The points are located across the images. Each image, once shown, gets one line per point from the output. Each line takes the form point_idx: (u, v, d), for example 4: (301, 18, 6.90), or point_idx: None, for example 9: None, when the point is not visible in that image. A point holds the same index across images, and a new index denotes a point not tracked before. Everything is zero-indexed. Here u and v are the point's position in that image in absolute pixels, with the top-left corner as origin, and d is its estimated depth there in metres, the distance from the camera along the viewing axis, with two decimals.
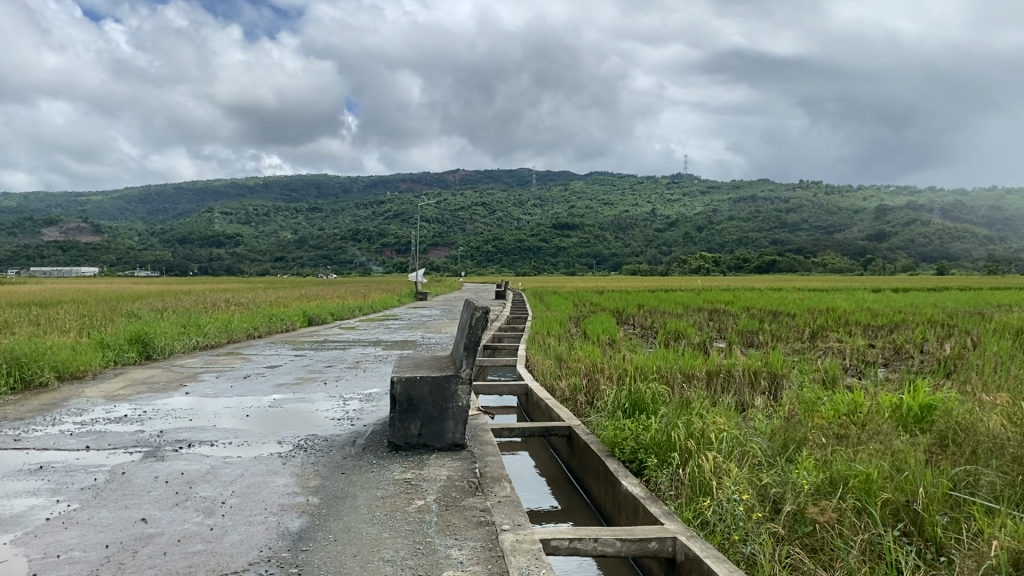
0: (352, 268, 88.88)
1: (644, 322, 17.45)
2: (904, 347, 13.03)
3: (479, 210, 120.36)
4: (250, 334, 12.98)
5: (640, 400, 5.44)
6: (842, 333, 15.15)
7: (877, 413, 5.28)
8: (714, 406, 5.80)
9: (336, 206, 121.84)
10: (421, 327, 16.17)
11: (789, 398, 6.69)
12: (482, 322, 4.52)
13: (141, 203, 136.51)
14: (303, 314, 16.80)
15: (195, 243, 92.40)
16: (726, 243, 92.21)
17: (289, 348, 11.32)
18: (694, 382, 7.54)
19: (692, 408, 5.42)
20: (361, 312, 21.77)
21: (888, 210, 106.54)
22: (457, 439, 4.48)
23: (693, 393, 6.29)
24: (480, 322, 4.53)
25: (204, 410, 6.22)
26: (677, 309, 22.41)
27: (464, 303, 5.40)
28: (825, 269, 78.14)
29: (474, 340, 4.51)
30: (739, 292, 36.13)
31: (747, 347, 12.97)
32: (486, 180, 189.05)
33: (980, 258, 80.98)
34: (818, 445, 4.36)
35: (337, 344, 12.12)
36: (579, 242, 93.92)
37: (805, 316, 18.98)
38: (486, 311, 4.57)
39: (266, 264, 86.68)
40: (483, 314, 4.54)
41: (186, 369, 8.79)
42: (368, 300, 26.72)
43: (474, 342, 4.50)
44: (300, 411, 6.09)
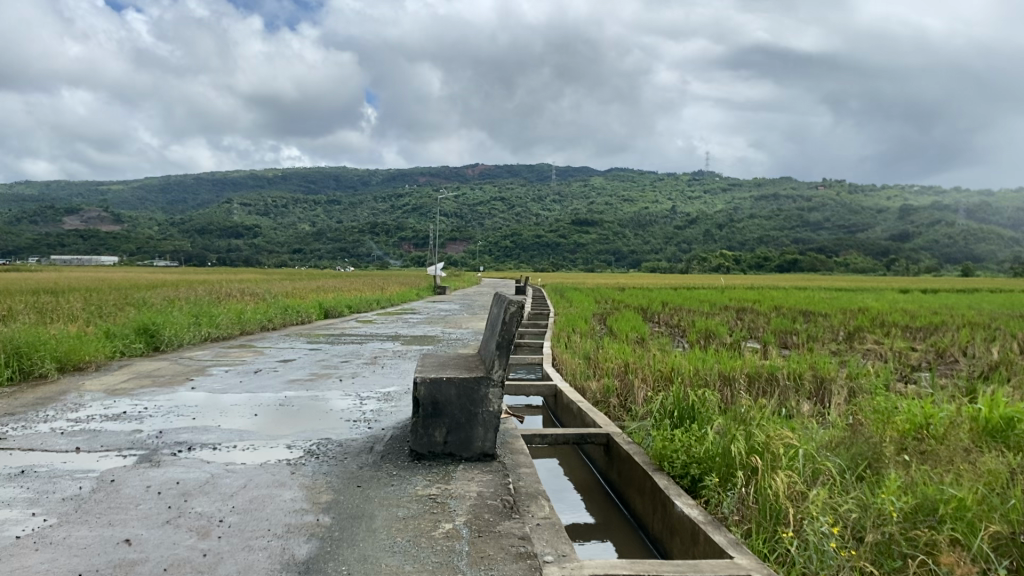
0: (369, 261, 88.73)
1: (670, 320, 16.94)
2: (947, 351, 12.42)
3: (498, 205, 119.97)
4: (263, 326, 12.57)
5: (686, 406, 4.95)
6: (876, 334, 14.58)
7: (954, 424, 4.75)
8: (766, 412, 5.28)
9: (355, 199, 121.72)
10: (441, 322, 15.74)
11: (843, 409, 6.16)
12: (516, 317, 4.01)
13: (162, 193, 137.06)
14: (320, 306, 16.39)
15: (215, 234, 92.62)
16: (746, 241, 91.29)
17: (304, 341, 10.91)
18: (734, 385, 7.05)
19: (745, 415, 4.90)
20: (379, 305, 21.44)
21: (911, 211, 105.15)
22: (488, 448, 3.98)
23: (740, 398, 5.77)
24: (514, 314, 4.02)
25: (209, 407, 5.78)
26: (703, 307, 21.84)
27: (497, 296, 4.94)
28: (847, 268, 77.18)
29: (507, 336, 3.99)
30: (763, 291, 35.51)
31: (780, 347, 12.43)
32: (505, 174, 188.49)
33: (1005, 259, 79.69)
34: (897, 467, 3.83)
35: (354, 338, 11.68)
36: (598, 237, 93.33)
37: (839, 316, 18.36)
38: (521, 304, 4.06)
39: (285, 256, 86.70)
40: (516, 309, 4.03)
41: (194, 363, 8.35)
42: (388, 294, 26.35)
43: (508, 339, 3.98)
44: (312, 411, 5.61)
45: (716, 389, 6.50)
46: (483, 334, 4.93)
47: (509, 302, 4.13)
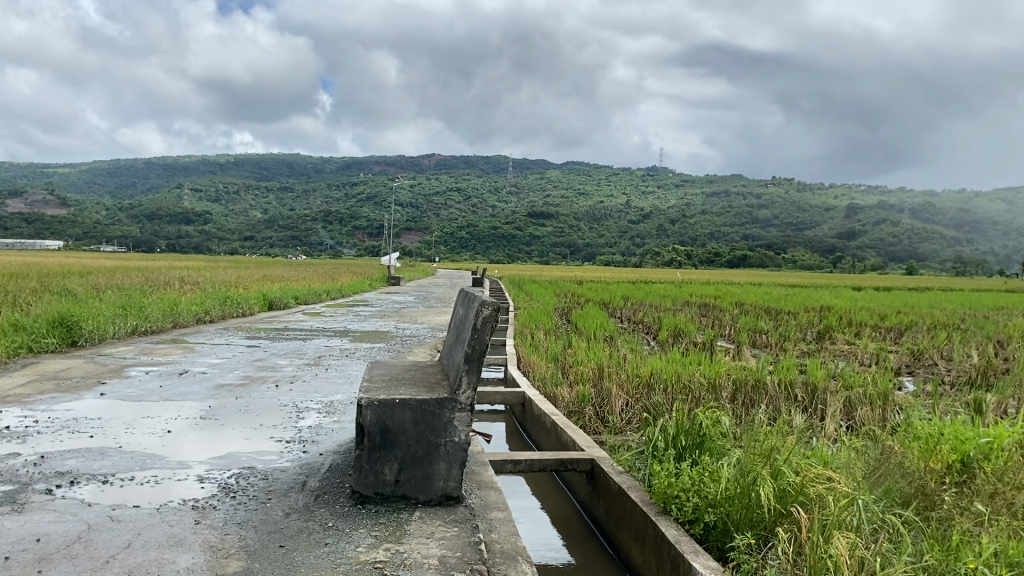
0: (322, 250, 87.09)
1: (632, 316, 16.22)
2: (925, 354, 11.88)
3: (455, 195, 118.80)
4: (198, 318, 11.55)
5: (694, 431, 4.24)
6: (847, 334, 14.04)
7: (1013, 446, 4.02)
8: (777, 436, 4.51)
9: (309, 187, 119.34)
10: (393, 315, 14.85)
11: (851, 431, 5.45)
12: (488, 317, 3.18)
13: (109, 176, 132.94)
14: (263, 297, 15.36)
15: (164, 219, 89.85)
16: (699, 236, 91.68)
17: (243, 337, 9.91)
18: (725, 403, 6.28)
19: (758, 439, 4.12)
20: (327, 295, 20.46)
21: (860, 209, 106.67)
22: (452, 490, 3.15)
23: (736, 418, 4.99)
24: (481, 316, 3.20)
25: (113, 421, 4.78)
26: (664, 302, 21.20)
27: (463, 296, 4.14)
28: (796, 265, 78.08)
29: (479, 329, 3.17)
30: (720, 286, 35.14)
31: (754, 347, 11.79)
32: (462, 164, 187.32)
33: (948, 259, 81.33)
34: (972, 525, 3.05)
35: (299, 333, 10.71)
36: (554, 231, 92.87)
37: (804, 314, 17.82)
38: (495, 308, 3.21)
39: (236, 243, 84.44)
40: (489, 311, 3.17)
41: (111, 362, 7.30)
42: (338, 284, 25.35)
43: (480, 340, 3.15)
44: (237, 427, 4.67)
45: (714, 410, 5.76)
46: (446, 342, 4.14)
47: (480, 303, 3.29)
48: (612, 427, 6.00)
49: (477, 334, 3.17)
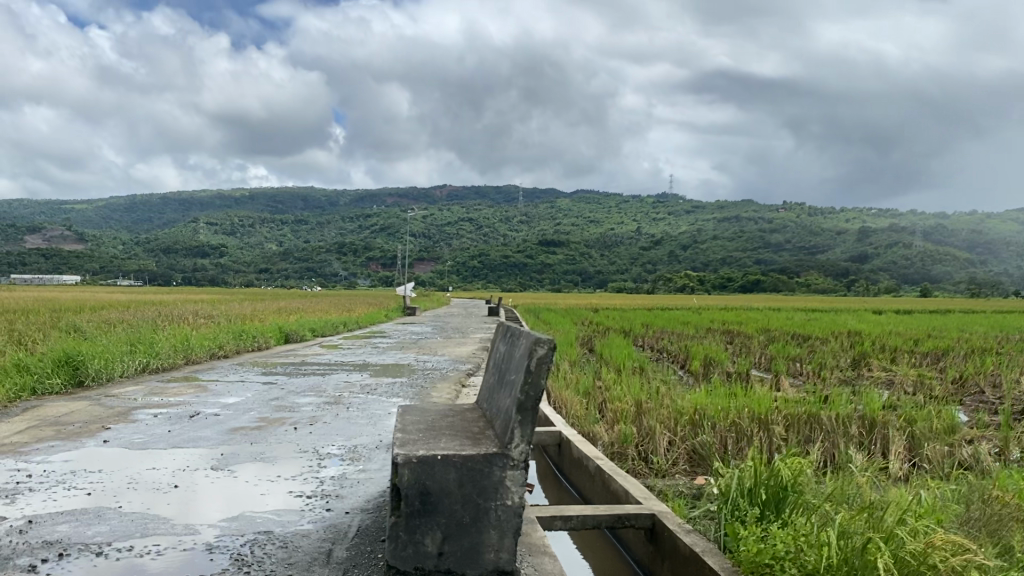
0: (336, 281, 86.99)
1: (657, 344, 15.66)
2: (972, 382, 11.25)
3: (466, 225, 118.76)
4: (212, 353, 11.18)
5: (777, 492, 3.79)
6: (883, 360, 13.45)
7: None
8: (858, 491, 3.97)
9: (322, 218, 119.62)
10: (412, 347, 14.38)
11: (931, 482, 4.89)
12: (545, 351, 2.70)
13: (124, 211, 133.94)
14: (278, 330, 14.97)
15: (179, 253, 90.03)
16: (711, 262, 91.00)
17: (257, 372, 9.51)
18: (781, 451, 5.75)
19: (846, 503, 3.58)
20: (344, 327, 20.05)
21: (872, 232, 105.90)
22: (504, 563, 2.67)
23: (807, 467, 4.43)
24: (530, 352, 2.73)
25: (109, 476, 4.28)
26: (687, 330, 20.65)
27: (506, 332, 3.66)
28: (810, 289, 77.35)
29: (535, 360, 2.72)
30: (740, 311, 34.49)
31: (792, 378, 11.22)
32: (472, 194, 187.70)
33: (963, 280, 80.41)
34: None
35: (317, 367, 10.26)
36: (566, 258, 92.56)
37: (836, 340, 17.19)
38: (552, 345, 2.72)
39: (251, 275, 84.44)
40: (545, 345, 2.69)
41: (119, 404, 6.85)
42: (354, 315, 24.92)
43: (535, 375, 2.68)
44: (246, 482, 4.15)
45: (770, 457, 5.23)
46: (487, 382, 3.68)
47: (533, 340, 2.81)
48: (657, 470, 5.52)
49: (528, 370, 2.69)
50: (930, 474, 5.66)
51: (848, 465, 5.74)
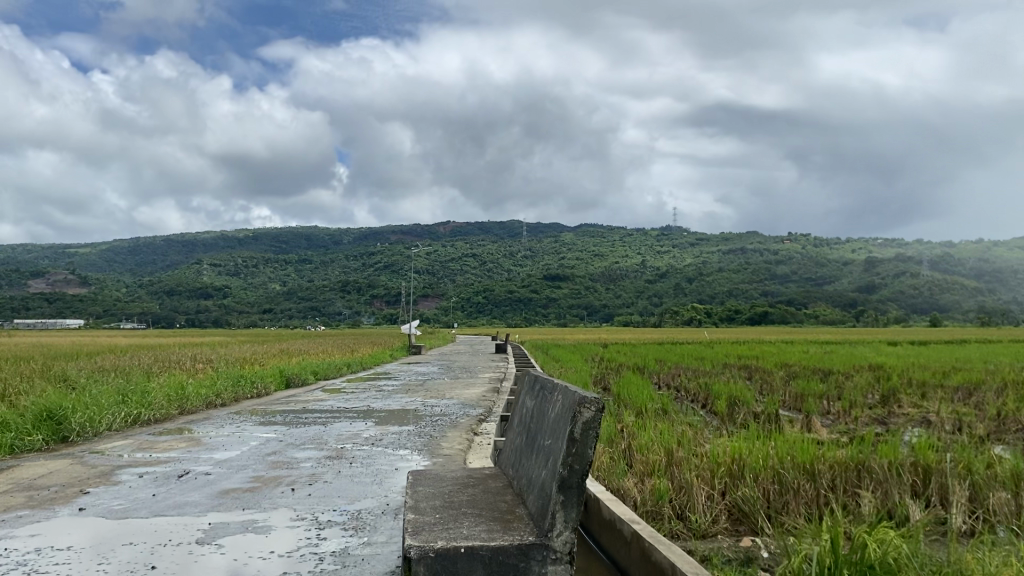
0: (341, 319, 86.42)
1: (674, 383, 14.96)
2: (1011, 419, 10.63)
3: (470, 261, 118.51)
4: (208, 402, 10.64)
5: None
6: (913, 397, 12.83)
7: None
8: None
9: (326, 257, 119.46)
10: (418, 389, 13.80)
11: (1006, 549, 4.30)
12: (591, 409, 2.50)
13: (130, 253, 134.14)
14: (279, 374, 14.46)
15: (184, 295, 89.78)
16: (717, 294, 90.39)
17: (254, 422, 9.01)
18: (828, 515, 5.19)
19: None
20: (348, 369, 19.49)
21: (877, 262, 105.38)
22: None
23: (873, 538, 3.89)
24: (575, 412, 2.53)
25: (62, 557, 3.70)
26: (703, 365, 20.00)
27: (532, 387, 3.25)
28: (817, 320, 76.63)
29: (577, 411, 2.54)
30: (754, 344, 33.72)
31: (825, 418, 10.63)
32: (476, 230, 187.81)
33: (971, 309, 79.64)
34: None
35: (319, 416, 9.69)
36: (571, 292, 92.10)
37: (859, 375, 16.50)
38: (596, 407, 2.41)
39: (255, 316, 84.07)
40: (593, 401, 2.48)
41: (102, 463, 6.30)
42: (359, 355, 24.40)
43: (584, 433, 2.49)
44: (225, 561, 3.61)
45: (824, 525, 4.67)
46: (513, 446, 3.23)
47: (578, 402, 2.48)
48: (695, 532, 4.98)
49: (573, 426, 2.52)
50: (999, 530, 5.06)
51: (906, 524, 5.14)
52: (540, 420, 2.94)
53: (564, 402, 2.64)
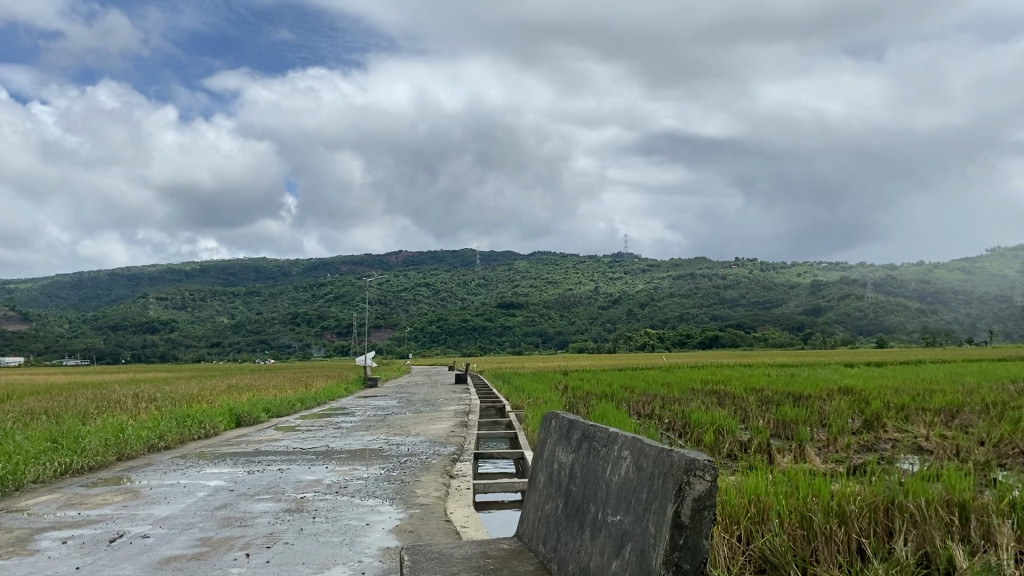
0: (292, 352, 84.43)
1: (646, 412, 14.32)
2: (1007, 442, 10.21)
3: (423, 290, 117.48)
4: (151, 446, 9.70)
5: None
6: (897, 420, 12.43)
7: None
8: None
9: (276, 289, 117.23)
10: (380, 426, 12.95)
11: None
12: (702, 482, 2.30)
13: (73, 289, 130.06)
14: (230, 413, 13.46)
15: (129, 330, 87.06)
16: (668, 319, 90.80)
17: (199, 468, 8.11)
18: (864, 566, 4.60)
19: None
20: (303, 404, 18.50)
21: (823, 284, 106.97)
22: None
23: None
24: (676, 490, 2.33)
25: None
26: (672, 392, 19.38)
27: (610, 450, 2.88)
28: (767, 342, 77.11)
29: (679, 486, 2.31)
30: (714, 369, 33.24)
31: (817, 447, 10.10)
32: (429, 259, 186.91)
33: (914, 330, 81.07)
34: None
35: (275, 459, 8.79)
36: (525, 320, 91.58)
37: (835, 398, 16.04)
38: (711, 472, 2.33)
39: (203, 350, 81.71)
40: (705, 464, 2.32)
41: (18, 525, 5.36)
42: (313, 389, 23.39)
43: (695, 512, 2.29)
44: None
45: None
46: (582, 538, 2.88)
47: (676, 459, 2.38)
48: None
49: (675, 502, 2.32)
50: None
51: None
52: (611, 488, 2.80)
53: (663, 465, 2.46)
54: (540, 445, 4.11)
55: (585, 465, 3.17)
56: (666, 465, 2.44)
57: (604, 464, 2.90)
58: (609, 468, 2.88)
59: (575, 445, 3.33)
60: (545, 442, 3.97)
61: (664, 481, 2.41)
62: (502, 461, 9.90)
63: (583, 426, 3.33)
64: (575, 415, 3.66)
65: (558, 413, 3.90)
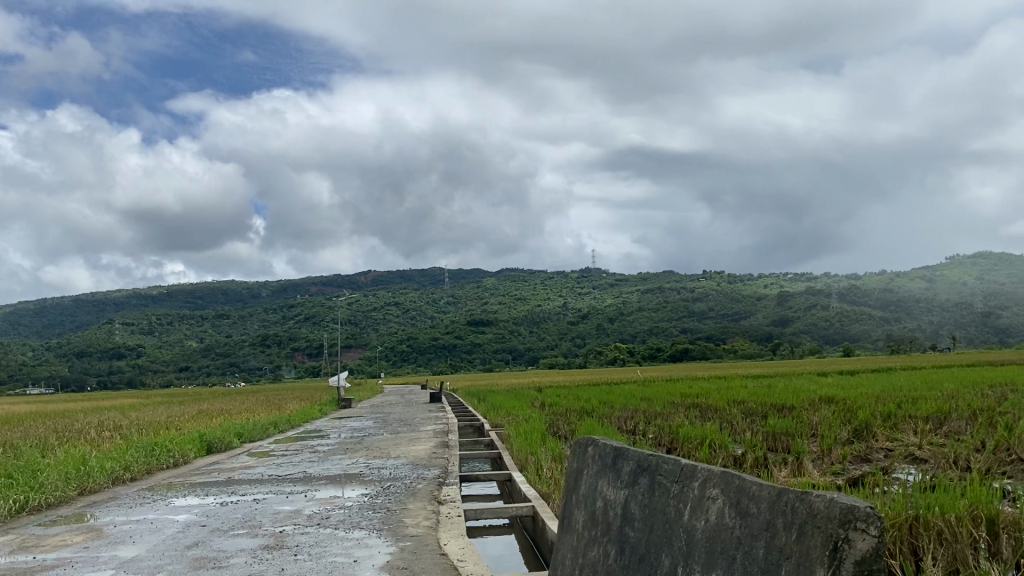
0: (261, 375, 83.06)
1: (630, 427, 14.02)
2: (1005, 447, 9.93)
3: (393, 309, 116.57)
4: (116, 478, 9.13)
5: None
6: (888, 429, 12.19)
7: None
8: None
9: (244, 311, 115.61)
10: (359, 448, 12.45)
11: None
12: (868, 538, 1.67)
13: (34, 315, 127.24)
14: (201, 440, 12.85)
15: (94, 356, 85.16)
16: (638, 333, 90.87)
17: (166, 502, 7.56)
18: None
19: None
20: (276, 429, 17.86)
21: (790, 295, 107.90)
22: None
23: None
24: (825, 552, 1.72)
25: None
26: (654, 406, 19.06)
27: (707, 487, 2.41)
28: (737, 354, 77.39)
29: (836, 543, 1.70)
30: (690, 382, 32.99)
31: (813, 459, 9.79)
32: (398, 279, 185.83)
33: (880, 338, 81.83)
34: None
35: (249, 488, 8.27)
36: (495, 337, 91.03)
37: (820, 408, 15.79)
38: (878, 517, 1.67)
39: (170, 375, 80.04)
40: (868, 513, 1.68)
41: None
42: (286, 413, 22.67)
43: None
44: None
45: None
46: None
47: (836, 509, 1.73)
48: None
49: (830, 568, 1.70)
50: None
51: None
52: (698, 537, 2.34)
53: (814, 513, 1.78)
54: (571, 475, 3.85)
55: (651, 506, 2.76)
56: (809, 518, 1.84)
57: (690, 509, 2.41)
58: (698, 520, 2.37)
59: (634, 481, 2.93)
60: (579, 475, 3.67)
61: (810, 541, 1.80)
62: (490, 482, 9.50)
63: (643, 457, 2.93)
64: (620, 443, 3.33)
65: (596, 442, 3.61)
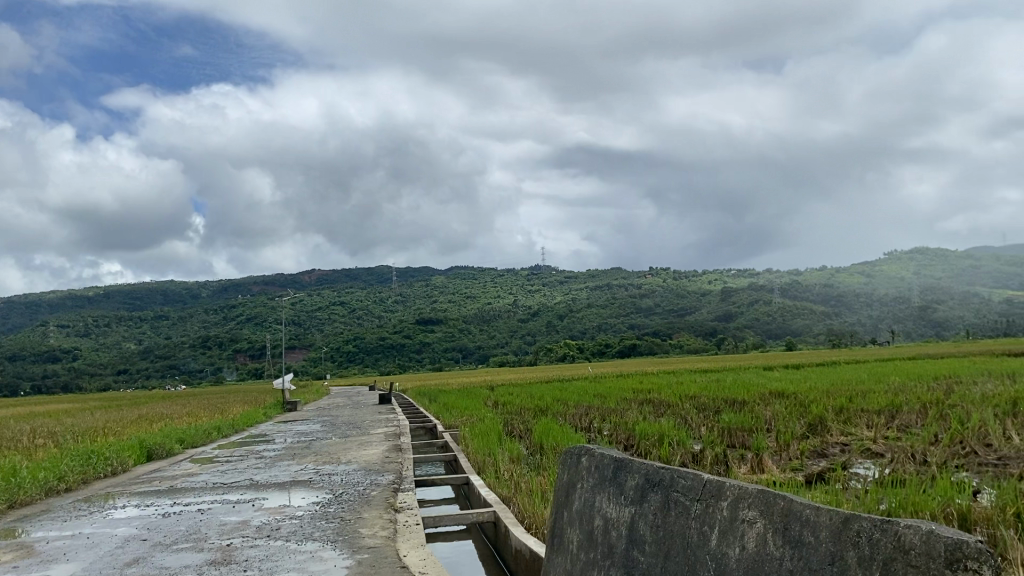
0: (203, 377, 81.13)
1: (584, 425, 13.85)
2: (958, 440, 10.00)
3: (339, 309, 115.00)
4: (50, 489, 8.64)
5: None
6: (840, 423, 12.25)
7: None
8: None
9: (184, 312, 112.81)
10: (306, 452, 12.07)
11: None
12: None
13: None
14: (140, 447, 12.28)
15: (27, 360, 82.08)
16: (586, 330, 91.27)
17: (103, 513, 7.13)
18: None
19: None
20: (219, 433, 17.25)
21: (733, 290, 109.63)
22: None
23: None
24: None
25: None
26: (607, 402, 18.93)
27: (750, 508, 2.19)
28: (683, 349, 78.24)
29: None
30: (637, 378, 33.06)
31: (772, 455, 9.76)
32: (344, 278, 183.43)
33: (821, 332, 83.64)
34: None
35: (194, 496, 7.87)
36: (443, 336, 90.47)
37: (771, 403, 15.80)
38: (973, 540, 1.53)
39: (108, 377, 77.57)
40: (976, 546, 1.51)
41: None
42: (227, 417, 21.93)
43: None
44: None
45: None
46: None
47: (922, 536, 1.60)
48: None
49: None
50: None
51: None
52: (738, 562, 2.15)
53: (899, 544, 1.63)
54: (561, 486, 3.67)
55: (667, 528, 2.57)
56: (887, 550, 1.69)
57: (723, 536, 2.22)
58: (731, 545, 2.19)
59: (643, 497, 2.76)
60: (570, 488, 3.50)
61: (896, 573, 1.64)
62: (444, 486, 9.25)
63: (654, 471, 2.76)
64: (620, 455, 3.16)
65: (589, 451, 3.44)
